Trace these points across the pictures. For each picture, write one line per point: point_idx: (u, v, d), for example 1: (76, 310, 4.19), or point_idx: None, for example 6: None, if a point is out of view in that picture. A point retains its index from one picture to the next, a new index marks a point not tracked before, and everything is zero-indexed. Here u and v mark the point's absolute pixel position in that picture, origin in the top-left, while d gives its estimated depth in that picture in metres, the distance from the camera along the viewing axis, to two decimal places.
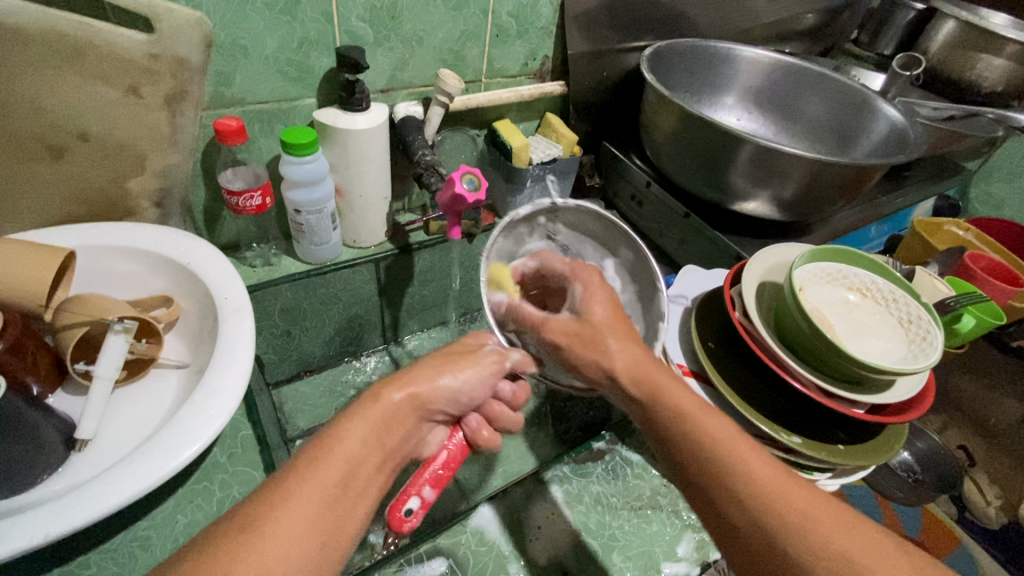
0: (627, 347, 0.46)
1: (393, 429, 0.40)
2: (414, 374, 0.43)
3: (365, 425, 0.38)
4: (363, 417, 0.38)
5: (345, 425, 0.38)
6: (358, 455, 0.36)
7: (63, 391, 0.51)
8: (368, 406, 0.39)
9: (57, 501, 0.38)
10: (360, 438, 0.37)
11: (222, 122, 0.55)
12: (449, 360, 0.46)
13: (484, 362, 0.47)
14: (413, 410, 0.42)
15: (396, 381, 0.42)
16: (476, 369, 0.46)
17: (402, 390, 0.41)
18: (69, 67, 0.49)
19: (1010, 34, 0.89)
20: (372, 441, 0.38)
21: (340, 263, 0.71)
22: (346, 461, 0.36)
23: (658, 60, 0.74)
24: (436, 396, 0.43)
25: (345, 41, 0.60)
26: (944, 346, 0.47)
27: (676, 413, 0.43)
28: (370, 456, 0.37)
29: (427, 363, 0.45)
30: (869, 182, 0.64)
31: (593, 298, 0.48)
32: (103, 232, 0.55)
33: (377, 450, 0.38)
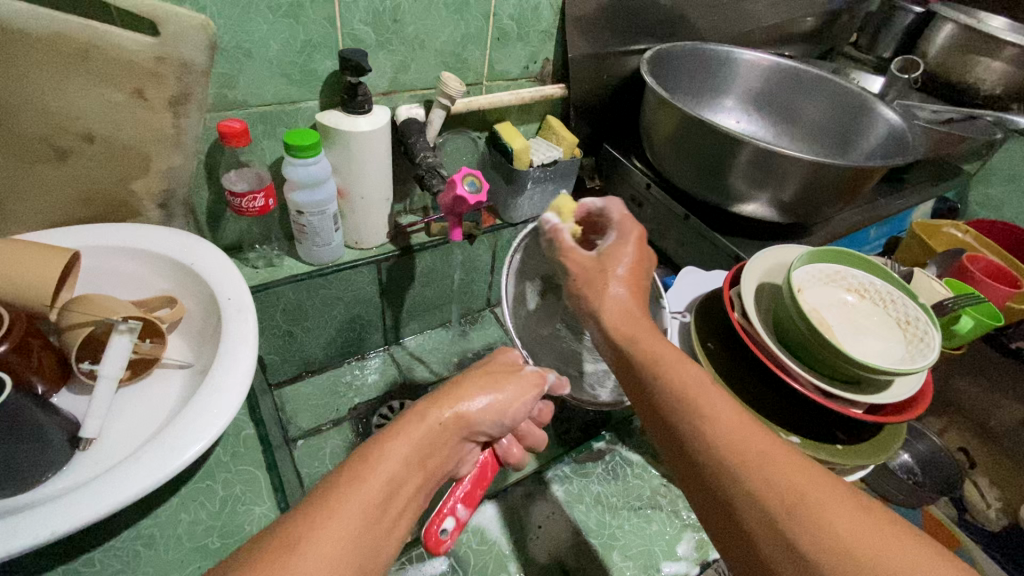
0: (630, 300, 0.47)
1: (436, 450, 0.39)
2: (455, 394, 0.43)
3: (405, 440, 0.37)
4: (407, 435, 0.38)
5: (386, 441, 0.37)
6: (399, 473, 0.36)
7: (67, 391, 0.51)
8: (412, 423, 0.39)
9: (61, 501, 0.39)
10: (403, 457, 0.36)
11: (225, 124, 0.55)
12: (488, 377, 0.45)
13: (522, 381, 0.46)
14: (456, 430, 0.41)
15: (442, 400, 0.42)
16: (522, 386, 0.46)
17: (450, 409, 0.41)
18: (75, 69, 0.49)
19: (1008, 38, 0.90)
20: (414, 461, 0.37)
21: (341, 264, 0.71)
22: (388, 476, 0.35)
23: (658, 63, 0.75)
24: (482, 418, 0.43)
25: (347, 43, 0.60)
26: (941, 346, 0.47)
27: (672, 390, 0.41)
28: (409, 476, 0.36)
29: (471, 379, 0.45)
30: (868, 184, 0.64)
31: (625, 246, 0.49)
32: (108, 234, 0.56)
33: (417, 471, 0.37)
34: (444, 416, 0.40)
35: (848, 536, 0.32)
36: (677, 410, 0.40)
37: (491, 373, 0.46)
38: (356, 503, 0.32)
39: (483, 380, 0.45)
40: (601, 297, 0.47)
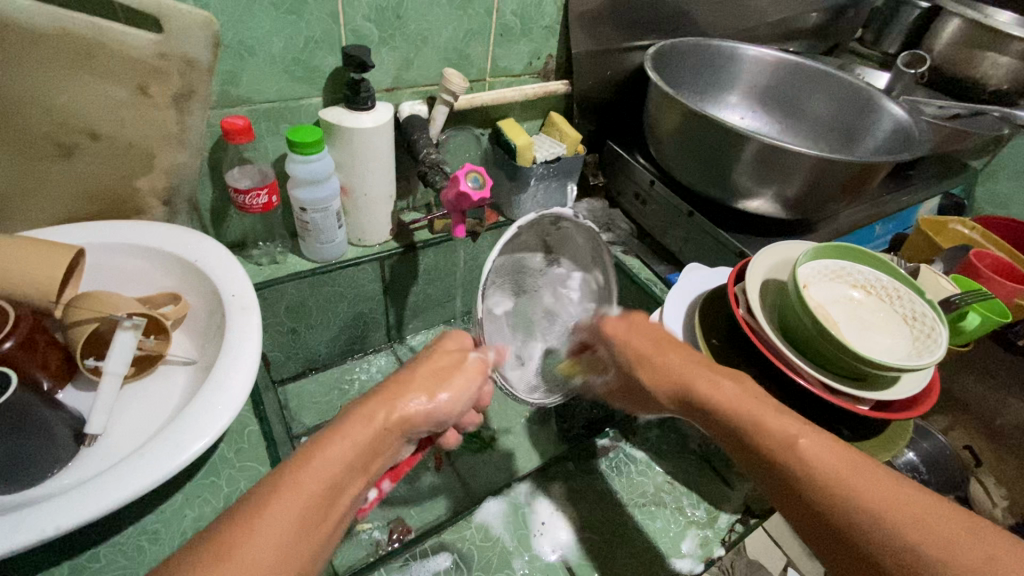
0: (664, 358, 0.51)
1: (377, 452, 0.40)
2: (394, 393, 0.43)
3: (350, 444, 0.38)
4: (351, 438, 0.38)
5: (330, 443, 0.38)
6: (340, 477, 0.37)
7: (73, 387, 0.51)
8: (359, 425, 0.39)
9: (65, 496, 0.39)
10: (347, 461, 0.37)
11: (229, 121, 0.55)
12: (433, 375, 0.45)
13: (465, 372, 0.46)
14: (399, 431, 0.42)
15: (389, 399, 0.42)
16: (463, 380, 0.46)
17: (395, 409, 0.41)
18: (80, 66, 0.49)
19: (1016, 32, 0.89)
20: (356, 465, 0.38)
21: (345, 261, 0.71)
22: (330, 477, 0.36)
23: (662, 60, 0.75)
24: (422, 416, 0.43)
25: (350, 40, 0.60)
26: (948, 342, 0.47)
27: (744, 422, 0.44)
28: (349, 479, 0.38)
29: (417, 374, 0.45)
30: (874, 180, 0.64)
31: (630, 336, 0.54)
32: (111, 231, 0.56)
33: (361, 473, 0.39)
34: (390, 417, 0.41)
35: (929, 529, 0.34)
36: (751, 442, 0.43)
37: (434, 370, 0.46)
38: (296, 501, 0.34)
39: (423, 381, 0.44)
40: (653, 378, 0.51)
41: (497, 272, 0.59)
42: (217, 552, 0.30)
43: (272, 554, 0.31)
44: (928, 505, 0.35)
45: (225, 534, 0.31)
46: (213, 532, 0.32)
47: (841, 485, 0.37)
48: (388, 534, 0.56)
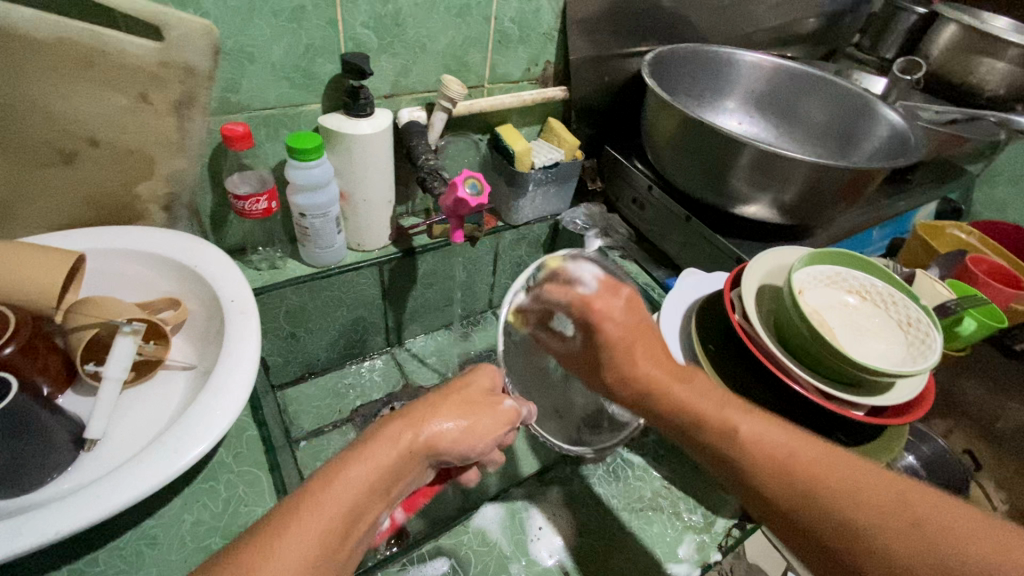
0: (642, 354, 0.47)
1: (400, 477, 0.40)
2: (419, 417, 0.42)
3: (373, 468, 0.38)
4: (374, 462, 0.38)
5: (351, 467, 0.38)
6: (360, 502, 0.36)
7: (72, 393, 0.52)
8: (384, 447, 0.39)
9: (65, 500, 0.39)
10: (368, 485, 0.37)
11: (228, 127, 0.56)
12: (463, 405, 0.45)
13: (497, 412, 0.46)
14: (424, 455, 0.41)
15: (416, 423, 0.42)
16: (494, 418, 0.45)
17: (421, 434, 0.41)
18: (82, 74, 0.50)
19: (1012, 38, 0.89)
20: (377, 490, 0.38)
21: (344, 266, 0.72)
22: (351, 501, 0.36)
23: (660, 66, 0.75)
24: (449, 447, 0.43)
25: (349, 47, 0.61)
26: (942, 348, 0.47)
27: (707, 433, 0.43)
28: (370, 504, 0.37)
29: (447, 401, 0.45)
30: (871, 185, 0.64)
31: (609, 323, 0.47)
32: (111, 237, 0.56)
33: (380, 499, 0.38)
34: (415, 442, 0.41)
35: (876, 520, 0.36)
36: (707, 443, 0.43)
37: (467, 404, 0.45)
38: (315, 525, 0.34)
39: (449, 406, 0.44)
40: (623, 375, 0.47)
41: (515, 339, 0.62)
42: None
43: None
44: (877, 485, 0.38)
45: (243, 558, 0.31)
46: (230, 553, 0.32)
47: (798, 476, 0.39)
48: None
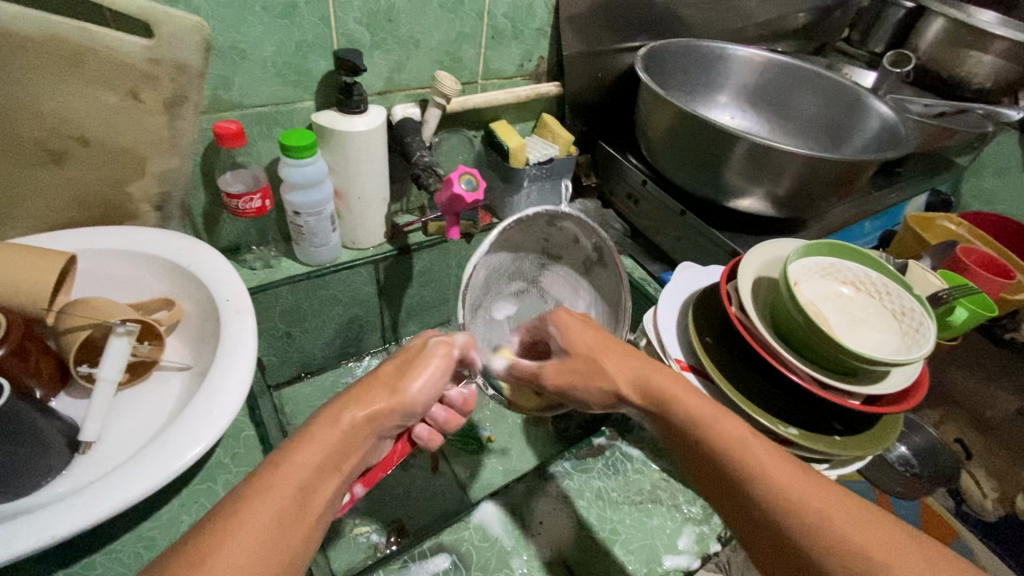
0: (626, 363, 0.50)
1: (350, 454, 0.40)
2: (358, 396, 0.42)
3: (319, 446, 0.38)
4: (318, 442, 0.38)
5: (299, 447, 0.38)
6: (310, 479, 0.36)
7: (65, 395, 0.51)
8: (327, 428, 0.39)
9: (61, 504, 0.39)
10: (314, 462, 0.37)
11: (221, 126, 0.55)
12: (399, 374, 0.44)
13: (435, 362, 0.45)
14: (371, 428, 0.42)
15: (356, 399, 0.42)
16: (432, 366, 0.45)
17: (364, 408, 0.41)
18: (69, 72, 0.49)
19: (999, 31, 0.90)
20: (327, 466, 0.38)
21: (339, 264, 0.71)
22: (300, 480, 0.36)
23: (653, 60, 0.75)
24: (393, 412, 0.43)
25: (342, 43, 0.60)
26: (936, 337, 0.48)
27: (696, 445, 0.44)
28: (322, 479, 0.37)
29: (382, 376, 0.44)
30: (863, 177, 0.65)
31: (573, 332, 0.51)
32: (103, 237, 0.56)
33: (334, 473, 0.39)
34: (358, 417, 0.41)
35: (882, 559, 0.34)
36: (714, 457, 0.42)
37: (400, 369, 0.45)
38: (271, 504, 0.34)
39: (387, 382, 0.44)
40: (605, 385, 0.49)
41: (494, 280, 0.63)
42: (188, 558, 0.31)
43: (241, 561, 0.31)
44: (883, 525, 0.36)
45: (197, 541, 0.32)
46: (189, 538, 0.32)
47: (813, 504, 0.37)
48: (385, 536, 0.59)
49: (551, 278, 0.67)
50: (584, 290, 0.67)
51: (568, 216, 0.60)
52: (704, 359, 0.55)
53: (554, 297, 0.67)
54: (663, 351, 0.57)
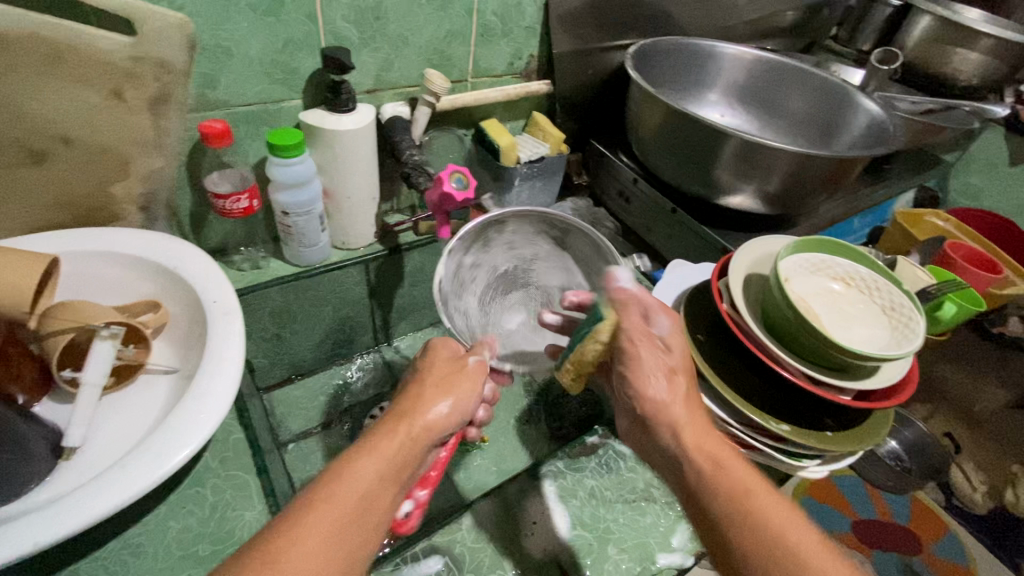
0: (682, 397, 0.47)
1: (408, 462, 0.40)
2: (410, 407, 0.43)
3: (379, 456, 0.39)
4: (378, 452, 0.39)
5: (359, 457, 0.38)
6: (374, 487, 0.37)
7: (48, 400, 0.50)
8: (384, 438, 0.40)
9: (43, 512, 0.38)
10: (377, 473, 0.38)
11: (206, 125, 0.54)
12: (444, 383, 0.45)
13: (470, 375, 0.46)
14: (426, 439, 0.42)
15: (409, 412, 0.42)
16: (472, 384, 0.46)
17: (418, 421, 0.42)
18: (51, 71, 0.48)
19: (985, 29, 0.91)
20: (388, 475, 0.38)
21: (329, 265, 0.70)
22: (363, 488, 0.37)
23: (643, 58, 0.75)
24: (443, 423, 0.43)
25: (330, 41, 0.60)
26: (926, 332, 0.48)
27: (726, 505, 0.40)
28: (385, 489, 0.38)
29: (427, 387, 0.45)
30: (853, 173, 0.65)
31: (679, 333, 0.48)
32: (88, 239, 0.55)
33: (394, 484, 0.39)
34: (413, 430, 0.41)
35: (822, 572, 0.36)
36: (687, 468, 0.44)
37: (443, 378, 0.46)
38: (333, 511, 0.35)
39: (438, 387, 0.45)
40: (662, 412, 0.46)
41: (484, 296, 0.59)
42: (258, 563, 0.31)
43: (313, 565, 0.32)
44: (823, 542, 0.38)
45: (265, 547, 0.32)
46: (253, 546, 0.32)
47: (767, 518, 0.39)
48: None
49: (543, 270, 0.63)
50: (574, 265, 0.61)
51: (507, 218, 0.58)
52: (695, 357, 0.55)
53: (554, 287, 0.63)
54: None
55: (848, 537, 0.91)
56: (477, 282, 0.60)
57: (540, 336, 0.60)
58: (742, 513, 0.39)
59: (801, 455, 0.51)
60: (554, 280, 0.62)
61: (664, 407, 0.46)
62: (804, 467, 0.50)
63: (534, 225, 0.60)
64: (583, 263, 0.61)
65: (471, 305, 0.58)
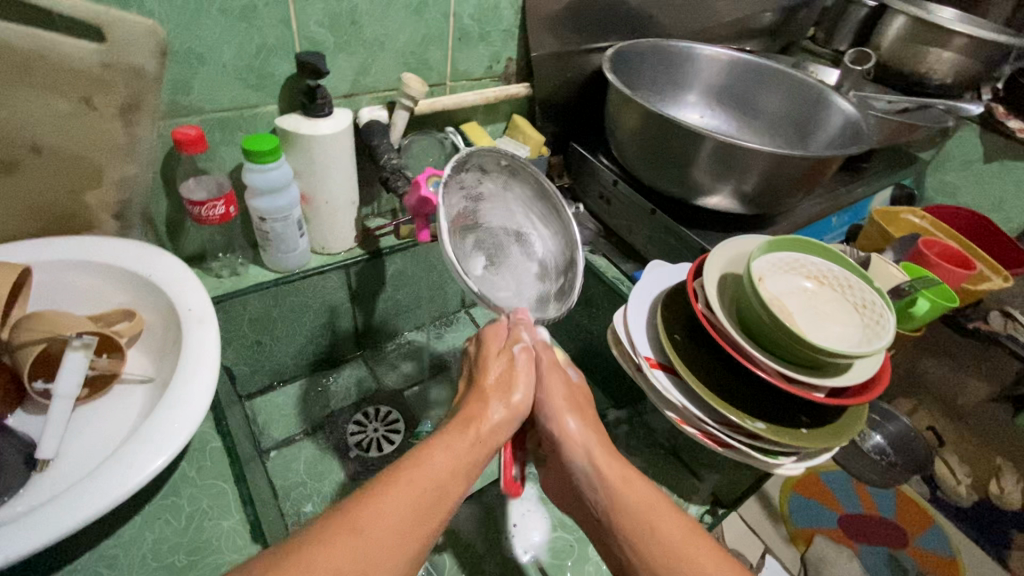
0: (590, 432, 0.51)
1: (475, 456, 0.45)
2: (475, 410, 0.47)
3: (451, 451, 0.44)
4: (453, 448, 0.44)
5: (434, 451, 0.43)
6: (445, 479, 0.42)
7: (22, 412, 0.49)
8: (456, 436, 0.45)
9: (11, 525, 0.37)
10: (450, 468, 0.42)
11: (180, 131, 0.54)
12: (503, 385, 0.50)
13: (524, 374, 0.50)
14: (489, 442, 0.46)
15: (474, 413, 0.47)
16: (524, 380, 0.50)
17: (484, 423, 0.47)
18: (18, 79, 0.48)
19: (957, 28, 0.92)
20: (458, 470, 0.43)
21: (307, 271, 0.70)
22: (436, 480, 0.41)
23: (621, 60, 0.76)
24: (498, 425, 0.48)
25: (304, 46, 0.59)
26: (895, 328, 0.49)
27: (631, 525, 0.45)
28: (454, 482, 0.42)
29: (488, 387, 0.50)
30: (828, 173, 0.66)
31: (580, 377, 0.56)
32: (60, 248, 0.54)
33: (462, 478, 0.43)
34: (480, 433, 0.46)
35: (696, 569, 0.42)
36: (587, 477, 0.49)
37: (505, 377, 0.50)
38: (409, 495, 0.39)
39: (495, 392, 0.49)
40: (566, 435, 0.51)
41: (458, 246, 0.50)
42: (337, 529, 0.36)
43: (389, 538, 0.37)
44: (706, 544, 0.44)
45: (345, 515, 0.37)
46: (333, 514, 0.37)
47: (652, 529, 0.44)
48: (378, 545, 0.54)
49: (487, 210, 0.56)
50: (512, 202, 0.58)
51: (473, 157, 0.52)
52: (672, 357, 0.55)
53: (499, 224, 0.57)
54: (632, 349, 0.57)
55: (834, 532, 0.94)
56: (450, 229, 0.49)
57: (505, 279, 0.55)
58: (651, 537, 0.44)
59: (776, 452, 0.52)
60: (498, 221, 0.57)
61: (575, 440, 0.50)
62: (780, 464, 0.51)
63: (488, 166, 0.55)
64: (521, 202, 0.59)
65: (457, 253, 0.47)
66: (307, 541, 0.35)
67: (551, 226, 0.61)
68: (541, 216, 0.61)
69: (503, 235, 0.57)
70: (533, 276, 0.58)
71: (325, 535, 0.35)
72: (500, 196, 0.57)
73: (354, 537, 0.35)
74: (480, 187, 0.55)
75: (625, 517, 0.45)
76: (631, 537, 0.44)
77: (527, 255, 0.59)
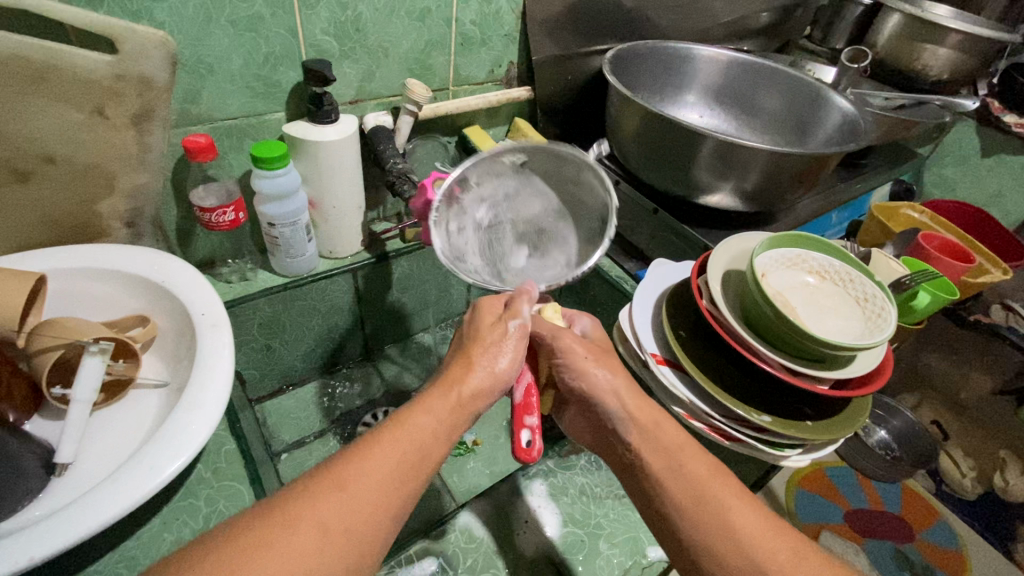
0: (619, 379, 0.52)
1: (458, 420, 0.44)
2: (458, 373, 0.46)
3: (433, 415, 0.43)
4: (436, 411, 0.43)
5: (416, 414, 0.43)
6: (426, 442, 0.42)
7: (40, 417, 0.50)
8: (439, 398, 0.44)
9: (38, 527, 0.38)
10: (433, 429, 0.42)
11: (191, 139, 0.55)
12: (489, 348, 0.47)
13: (511, 343, 0.48)
14: (472, 406, 0.46)
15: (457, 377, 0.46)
16: (511, 343, 0.48)
17: (469, 386, 0.45)
18: (34, 91, 0.49)
19: (952, 25, 0.92)
20: (440, 434, 0.43)
21: (317, 275, 0.71)
22: (417, 443, 0.41)
23: (621, 63, 0.77)
24: (482, 388, 0.46)
25: (311, 54, 0.61)
26: (897, 320, 0.50)
27: (658, 457, 0.48)
28: (436, 445, 0.42)
29: (475, 351, 0.47)
30: (827, 170, 0.67)
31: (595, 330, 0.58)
32: (75, 256, 0.55)
33: (444, 442, 0.43)
34: (462, 397, 0.45)
35: (719, 501, 0.44)
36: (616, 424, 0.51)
37: (491, 343, 0.48)
38: (390, 458, 0.39)
39: (482, 357, 0.47)
40: (597, 389, 0.51)
41: (489, 253, 0.58)
42: (314, 489, 0.36)
43: (368, 497, 0.37)
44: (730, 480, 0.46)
45: (328, 472, 0.38)
46: (315, 469, 0.38)
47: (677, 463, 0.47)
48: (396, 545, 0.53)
49: (519, 202, 0.60)
50: (542, 184, 0.60)
51: (471, 169, 0.56)
52: (677, 352, 0.56)
53: (535, 209, 0.61)
54: (639, 346, 0.58)
55: (841, 527, 0.94)
56: (472, 242, 0.57)
57: (552, 258, 0.59)
58: (676, 470, 0.46)
59: (783, 444, 0.52)
60: (536, 207, 0.61)
61: (604, 388, 0.51)
62: (786, 456, 0.52)
63: (495, 167, 0.58)
64: (550, 177, 0.61)
65: (478, 264, 0.56)
66: (291, 496, 0.36)
67: (590, 186, 0.58)
68: (579, 176, 0.59)
69: (545, 217, 0.60)
70: (585, 238, 0.59)
71: (306, 492, 0.36)
72: (525, 182, 0.60)
73: (337, 493, 0.37)
74: (499, 185, 0.59)
75: (654, 452, 0.48)
76: (658, 473, 0.47)
77: (574, 227, 0.60)
